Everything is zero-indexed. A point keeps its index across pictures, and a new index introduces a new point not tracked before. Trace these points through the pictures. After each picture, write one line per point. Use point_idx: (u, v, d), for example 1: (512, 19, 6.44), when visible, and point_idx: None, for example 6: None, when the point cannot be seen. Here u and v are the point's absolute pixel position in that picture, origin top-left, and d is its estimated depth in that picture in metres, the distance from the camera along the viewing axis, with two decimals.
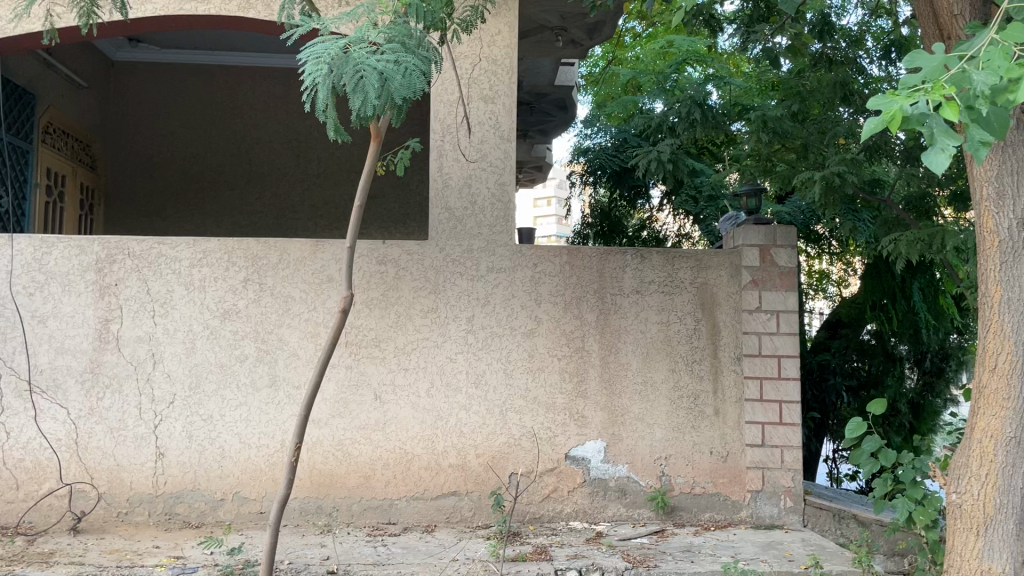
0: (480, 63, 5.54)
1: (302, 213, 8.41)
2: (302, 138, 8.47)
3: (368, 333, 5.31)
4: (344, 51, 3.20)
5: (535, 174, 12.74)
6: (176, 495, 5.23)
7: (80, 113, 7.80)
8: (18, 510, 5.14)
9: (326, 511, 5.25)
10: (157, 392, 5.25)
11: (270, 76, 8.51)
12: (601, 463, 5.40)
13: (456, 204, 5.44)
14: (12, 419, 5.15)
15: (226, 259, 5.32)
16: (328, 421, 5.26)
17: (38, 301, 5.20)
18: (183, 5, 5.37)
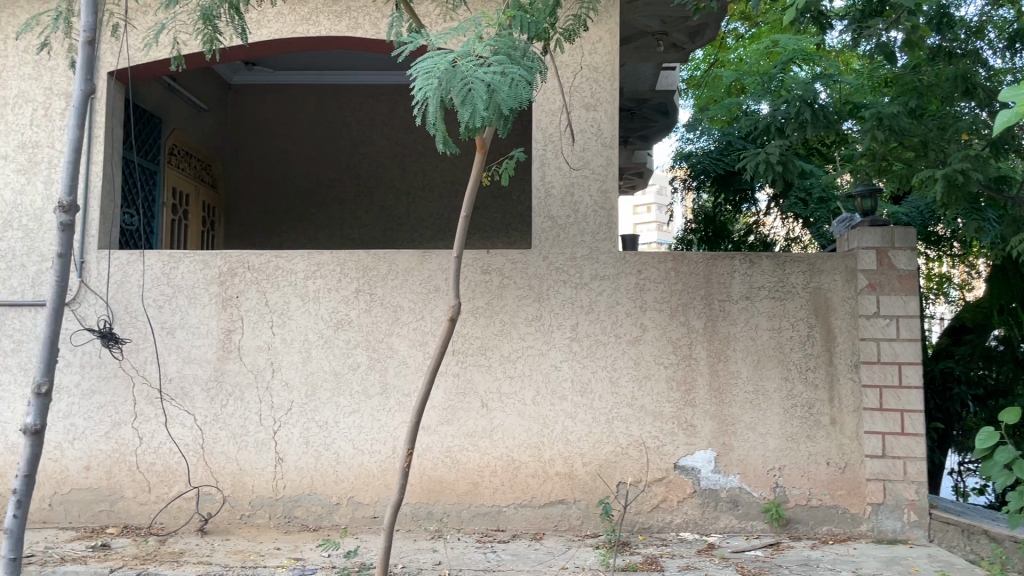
0: (581, 71, 5.55)
1: (408, 225, 8.62)
2: (408, 152, 8.68)
3: (474, 341, 5.39)
4: (452, 64, 3.27)
5: (635, 182, 12.63)
6: (294, 499, 5.42)
7: (201, 134, 8.22)
8: (150, 510, 5.43)
9: (437, 517, 5.33)
10: (276, 399, 5.47)
11: (376, 93, 8.77)
12: (711, 473, 5.30)
13: (559, 212, 5.45)
14: (144, 425, 5.47)
15: (339, 270, 5.51)
16: (437, 428, 5.35)
17: (167, 312, 5.52)
18: (297, 27, 5.60)
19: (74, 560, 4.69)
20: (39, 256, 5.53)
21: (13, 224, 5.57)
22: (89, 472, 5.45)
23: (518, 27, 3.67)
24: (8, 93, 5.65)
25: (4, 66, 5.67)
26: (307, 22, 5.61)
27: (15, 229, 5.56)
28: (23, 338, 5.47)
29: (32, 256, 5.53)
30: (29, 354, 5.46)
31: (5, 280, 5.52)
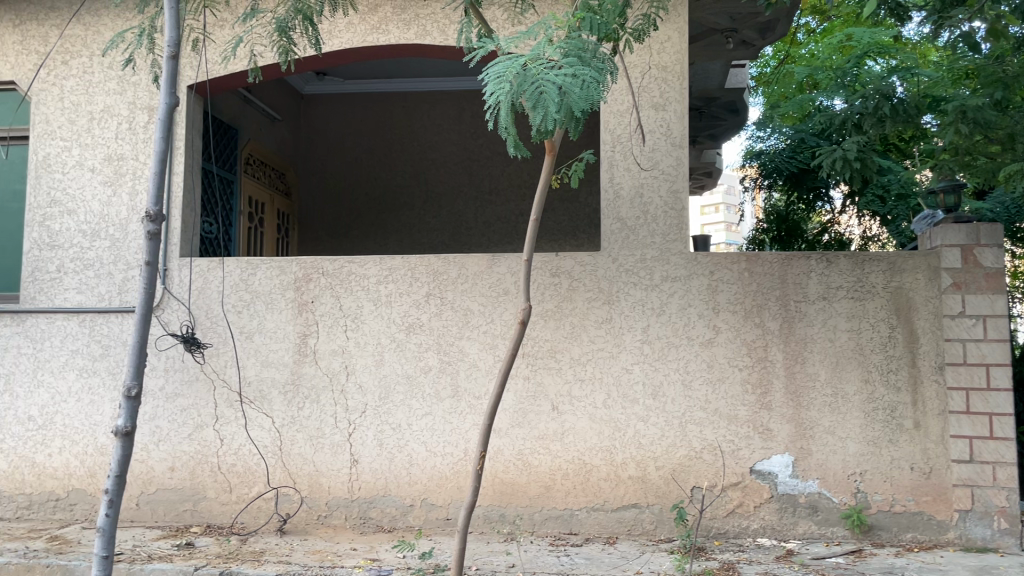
0: (649, 71, 5.50)
1: (476, 229, 8.68)
2: (475, 157, 8.73)
3: (544, 344, 5.39)
4: (523, 67, 3.26)
5: (705, 182, 12.46)
6: (369, 500, 5.51)
7: (276, 144, 8.44)
8: (232, 510, 5.58)
9: (510, 519, 5.34)
10: (351, 401, 5.56)
11: (443, 99, 8.84)
12: (789, 478, 5.18)
13: (628, 214, 5.41)
14: (225, 427, 5.62)
15: (410, 274, 5.57)
16: (508, 430, 5.37)
17: (246, 317, 5.67)
18: (367, 37, 5.70)
19: (161, 558, 4.86)
20: (125, 264, 5.75)
21: (100, 234, 5.80)
22: (173, 472, 5.64)
23: (588, 29, 3.65)
24: (95, 108, 5.90)
25: (91, 82, 5.91)
26: (377, 31, 5.70)
27: (102, 238, 5.79)
28: (111, 343, 5.69)
29: (118, 264, 5.75)
30: (117, 359, 5.67)
31: (93, 287, 5.75)
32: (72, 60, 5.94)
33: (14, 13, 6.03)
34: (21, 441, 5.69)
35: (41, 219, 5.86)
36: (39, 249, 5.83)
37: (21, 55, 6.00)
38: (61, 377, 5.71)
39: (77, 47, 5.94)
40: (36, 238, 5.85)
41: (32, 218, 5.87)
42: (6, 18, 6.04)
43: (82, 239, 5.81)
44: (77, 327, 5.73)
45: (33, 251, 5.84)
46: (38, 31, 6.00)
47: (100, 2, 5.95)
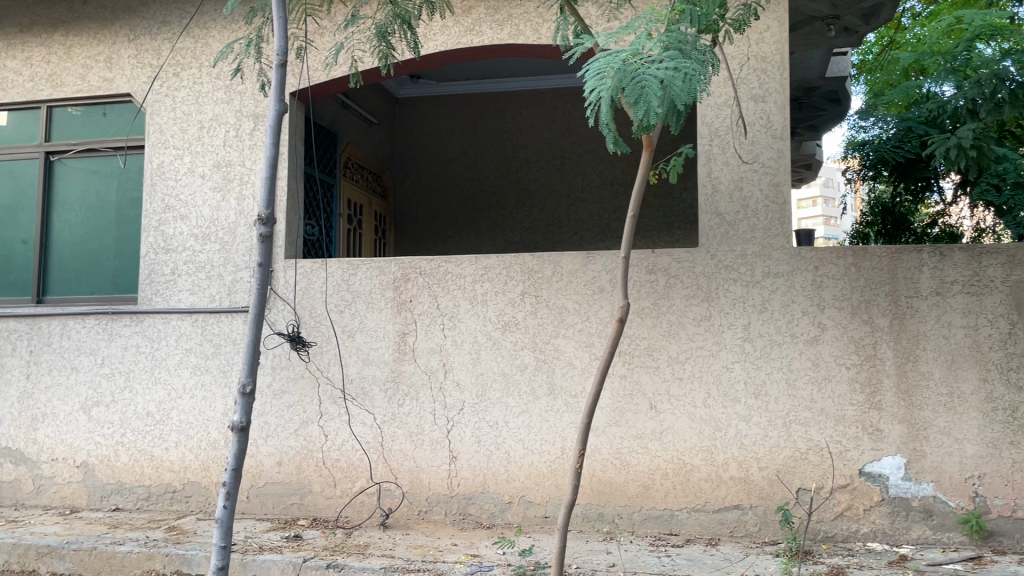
0: (748, 62, 5.36)
1: (569, 227, 8.66)
2: (567, 155, 8.72)
3: (641, 343, 5.33)
4: (623, 62, 3.20)
5: (804, 175, 12.11)
6: (468, 497, 5.57)
7: (372, 146, 8.63)
8: (337, 505, 5.74)
9: (609, 518, 5.31)
10: (449, 399, 5.64)
11: (536, 98, 8.86)
12: (901, 480, 4.97)
13: (727, 208, 5.29)
14: (329, 422, 5.79)
15: (506, 273, 5.60)
16: (605, 429, 5.34)
17: (347, 317, 5.82)
18: (461, 39, 5.76)
19: (272, 550, 5.03)
20: (234, 266, 5.99)
21: (210, 237, 6.05)
22: (281, 467, 5.83)
23: (687, 21, 3.54)
24: (204, 117, 6.16)
25: (200, 93, 6.18)
26: (471, 32, 5.76)
27: (213, 242, 6.04)
28: (222, 342, 5.94)
29: (228, 266, 5.99)
30: (227, 357, 5.91)
31: (205, 289, 6.01)
32: (183, 72, 6.22)
33: (129, 28, 6.35)
34: (140, 435, 5.99)
35: (157, 224, 6.16)
36: (155, 253, 6.13)
37: (136, 68, 6.32)
38: (176, 375, 5.98)
39: (188, 59, 6.21)
40: (153, 242, 6.15)
41: (148, 223, 6.18)
42: (122, 34, 6.36)
43: (194, 242, 6.07)
44: (190, 326, 6.00)
45: (149, 254, 6.14)
46: (151, 45, 6.30)
47: (208, 15, 6.19)
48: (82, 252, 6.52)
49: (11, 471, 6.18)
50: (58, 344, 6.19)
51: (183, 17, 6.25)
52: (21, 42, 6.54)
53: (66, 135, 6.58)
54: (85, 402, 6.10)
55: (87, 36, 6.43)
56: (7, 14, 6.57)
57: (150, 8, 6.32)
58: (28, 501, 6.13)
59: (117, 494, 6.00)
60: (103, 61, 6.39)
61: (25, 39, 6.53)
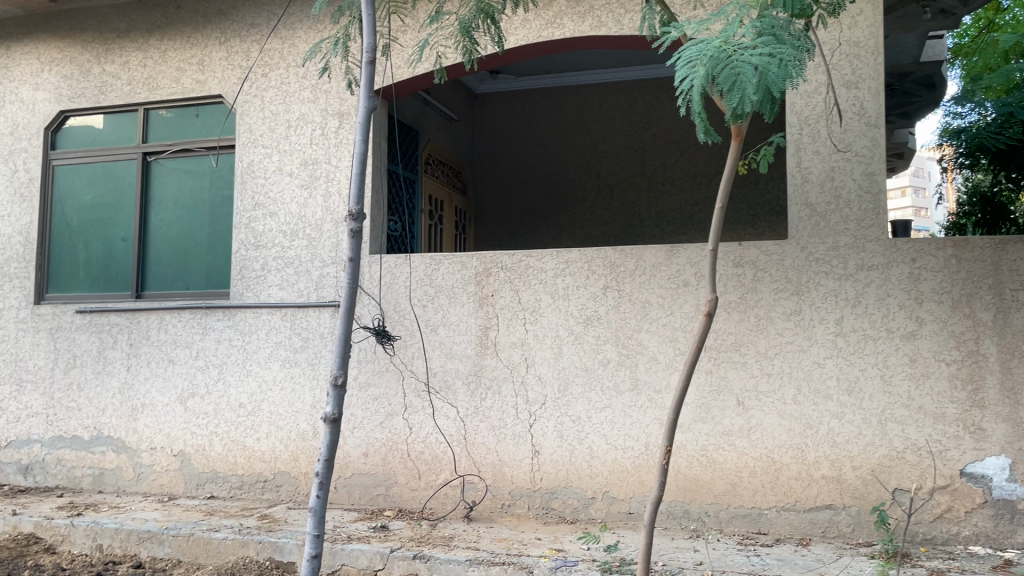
0: (839, 47, 5.19)
1: (650, 221, 8.56)
2: (648, 147, 8.62)
3: (728, 337, 5.22)
4: (717, 49, 3.13)
5: (895, 165, 11.68)
6: (551, 491, 5.56)
7: (452, 142, 8.69)
8: (421, 496, 5.81)
9: (695, 515, 5.22)
10: (531, 393, 5.64)
11: (616, 90, 8.78)
12: (1005, 482, 4.75)
13: (818, 199, 5.13)
14: (414, 415, 5.86)
15: (588, 266, 5.56)
16: (691, 425, 5.25)
17: (430, 311, 5.88)
18: (542, 32, 5.75)
19: (360, 539, 5.13)
20: (321, 261, 6.11)
21: (299, 233, 6.20)
22: (367, 458, 5.94)
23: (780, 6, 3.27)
24: (291, 116, 6.31)
25: (288, 92, 6.33)
26: (552, 26, 5.74)
27: (301, 238, 6.18)
28: (310, 335, 6.08)
29: (315, 261, 6.13)
30: (315, 351, 6.05)
31: (294, 284, 6.16)
32: (271, 72, 6.38)
33: (220, 31, 6.55)
34: (233, 426, 6.19)
35: (247, 222, 6.34)
36: (246, 249, 6.31)
37: (227, 70, 6.51)
38: (267, 367, 6.15)
39: (275, 59, 6.37)
40: (244, 239, 6.33)
41: (240, 220, 6.36)
42: (213, 37, 6.56)
43: (283, 238, 6.23)
44: (280, 321, 6.16)
45: (241, 251, 6.32)
46: (241, 47, 6.48)
47: (295, 16, 6.34)
48: (177, 249, 6.75)
49: (113, 459, 6.46)
50: (156, 338, 6.43)
51: (271, 19, 6.41)
52: (118, 47, 6.81)
53: (162, 136, 6.83)
54: (181, 393, 6.33)
55: (180, 40, 6.65)
56: (105, 21, 6.85)
57: (239, 11, 6.51)
58: (129, 488, 6.40)
59: (211, 483, 6.22)
60: (196, 64, 6.60)
61: (122, 45, 6.80)
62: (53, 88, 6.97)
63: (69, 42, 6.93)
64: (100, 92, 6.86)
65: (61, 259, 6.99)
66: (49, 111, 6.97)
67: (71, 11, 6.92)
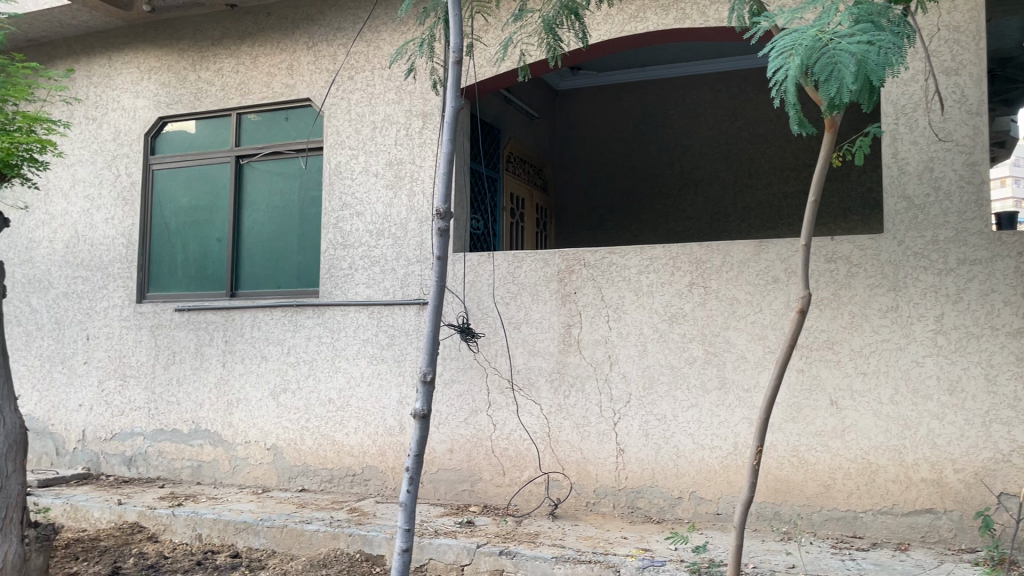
0: (938, 33, 4.97)
1: (735, 215, 8.39)
2: (733, 141, 8.46)
3: (820, 335, 5.08)
4: (813, 39, 3.04)
5: (995, 155, 11.16)
6: (637, 490, 5.51)
7: (533, 140, 8.70)
8: (506, 493, 5.84)
9: (786, 517, 5.10)
10: (616, 392, 5.60)
11: (699, 84, 8.64)
12: None
13: (916, 191, 4.93)
14: (498, 412, 5.90)
15: (673, 263, 5.49)
16: (781, 425, 5.13)
17: (514, 309, 5.90)
18: (625, 26, 5.70)
19: (447, 534, 5.19)
20: (406, 260, 6.21)
21: (384, 233, 6.31)
22: (452, 454, 6.00)
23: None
24: (377, 118, 6.42)
25: (373, 95, 6.45)
26: (635, 19, 5.68)
27: (387, 236, 6.29)
28: (397, 332, 6.18)
29: (400, 260, 6.22)
30: (401, 348, 6.14)
31: (380, 282, 6.27)
32: (357, 75, 6.51)
33: (308, 36, 6.71)
34: (323, 421, 6.34)
35: (335, 222, 6.49)
36: (334, 249, 6.46)
37: (315, 74, 6.68)
38: (354, 364, 6.28)
39: (361, 62, 6.50)
40: (332, 239, 6.49)
41: (328, 221, 6.51)
42: (301, 42, 6.73)
43: (370, 238, 6.35)
44: (367, 318, 6.29)
45: (329, 250, 6.48)
46: (328, 51, 6.63)
47: (379, 19, 6.45)
48: (269, 249, 6.95)
49: (211, 452, 6.71)
50: (250, 335, 6.65)
51: (356, 22, 6.54)
52: (212, 55, 7.06)
53: (254, 139, 7.04)
54: (274, 389, 6.53)
55: (270, 46, 6.85)
56: (200, 30, 7.11)
57: (326, 16, 6.66)
58: (225, 480, 6.64)
59: (303, 476, 6.39)
60: (285, 69, 6.79)
61: (216, 52, 7.04)
62: (152, 95, 7.27)
63: (167, 51, 7.22)
64: (195, 99, 7.13)
65: (160, 259, 7.30)
66: (149, 117, 7.27)
67: (167, 21, 7.21)
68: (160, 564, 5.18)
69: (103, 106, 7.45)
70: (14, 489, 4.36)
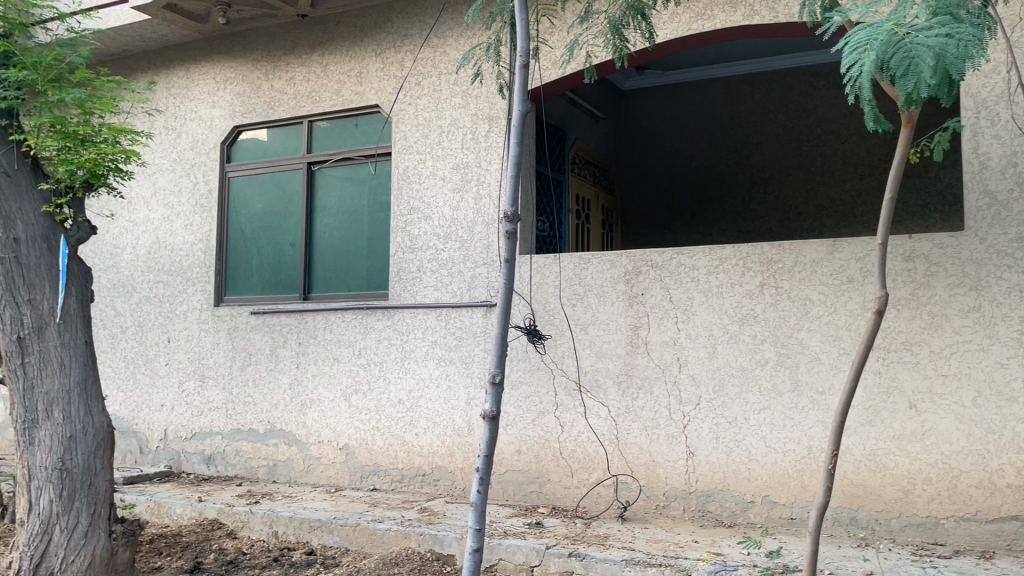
0: (1021, 22, 4.79)
1: (807, 214, 8.25)
2: (804, 138, 8.30)
3: (898, 336, 4.95)
4: (889, 33, 2.96)
5: None
6: (707, 493, 5.45)
7: (599, 141, 8.67)
8: (575, 495, 5.84)
9: (863, 523, 4.98)
10: (684, 393, 5.55)
11: (768, 80, 8.49)
12: None
13: (999, 187, 4.76)
14: (565, 413, 5.90)
15: (743, 263, 5.41)
16: (858, 429, 5.01)
17: (580, 310, 5.90)
18: (692, 24, 5.64)
19: (516, 535, 5.21)
20: (473, 262, 6.26)
21: (452, 236, 6.38)
22: (520, 455, 6.03)
23: None
24: (444, 122, 6.50)
25: (440, 100, 6.53)
26: (702, 17, 5.62)
27: (454, 239, 6.36)
28: (464, 334, 6.24)
29: (468, 262, 6.28)
30: (469, 349, 6.20)
31: (448, 285, 6.34)
32: (424, 81, 6.61)
33: (376, 44, 6.84)
34: (393, 421, 6.45)
35: (403, 226, 6.59)
36: (402, 252, 6.56)
37: (383, 80, 6.79)
38: (424, 365, 6.37)
39: (428, 68, 6.59)
40: (401, 242, 6.58)
41: (396, 225, 6.62)
42: (370, 49, 6.86)
43: (437, 241, 6.43)
44: (435, 320, 6.36)
45: (398, 254, 6.58)
46: (395, 57, 6.74)
47: (446, 25, 6.53)
48: (340, 253, 7.10)
49: (286, 451, 6.89)
50: (322, 336, 6.80)
51: (423, 28, 6.63)
52: (285, 64, 7.25)
53: (325, 146, 7.19)
54: (345, 390, 6.66)
55: (339, 54, 6.99)
56: (272, 40, 7.30)
57: (393, 23, 6.77)
58: (300, 479, 6.81)
59: (374, 475, 6.51)
60: (355, 76, 6.93)
61: (287, 61, 7.23)
62: (228, 105, 7.50)
63: (242, 62, 7.44)
64: (269, 107, 7.33)
65: (236, 264, 7.52)
66: (225, 126, 7.51)
67: (241, 33, 7.43)
68: (238, 560, 5.33)
69: (182, 116, 7.71)
70: (102, 485, 4.56)
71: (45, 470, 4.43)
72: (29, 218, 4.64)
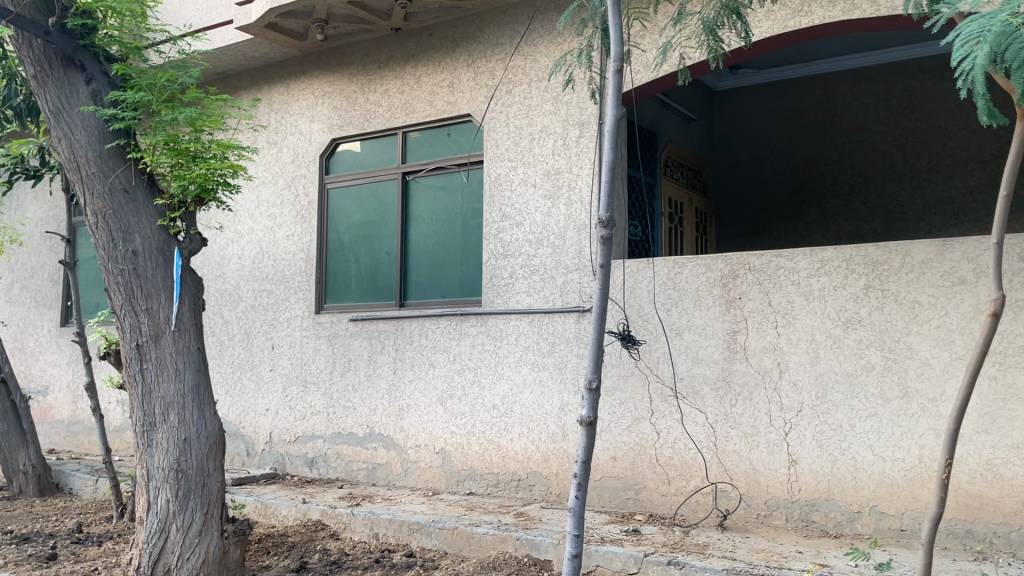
0: None
1: (914, 213, 7.93)
2: (909, 134, 7.98)
3: (1016, 340, 4.70)
4: (1004, 24, 2.82)
5: None
6: (811, 503, 5.29)
7: (692, 143, 8.55)
8: (672, 502, 5.76)
9: (980, 536, 4.74)
10: (786, 400, 5.41)
11: (869, 75, 8.18)
12: None
13: None
14: (662, 420, 5.84)
15: (846, 265, 5.24)
16: (972, 437, 4.79)
17: (675, 315, 5.83)
18: (788, 22, 5.51)
19: (613, 542, 5.19)
20: (565, 268, 6.27)
21: (543, 242, 6.40)
22: (616, 461, 5.99)
23: None
24: (535, 129, 6.54)
25: (531, 107, 6.57)
26: (799, 14, 5.49)
27: (546, 246, 6.38)
28: (557, 340, 6.25)
29: (560, 268, 6.30)
30: (563, 355, 6.21)
31: (540, 290, 6.37)
32: (515, 88, 6.66)
33: (468, 54, 6.94)
34: (488, 426, 6.52)
35: (496, 232, 6.66)
36: (496, 259, 6.62)
37: (475, 89, 6.89)
38: (517, 371, 6.42)
39: (519, 76, 6.65)
40: (494, 249, 6.66)
41: (490, 232, 6.69)
42: (461, 60, 6.97)
43: (530, 247, 6.46)
44: (528, 326, 6.40)
45: (491, 260, 6.65)
46: (487, 66, 6.83)
47: (536, 32, 6.57)
48: (433, 261, 7.22)
49: (385, 455, 7.04)
50: (418, 343, 6.93)
51: (514, 37, 6.70)
52: (380, 77, 7.44)
53: (418, 156, 7.33)
54: (441, 395, 6.77)
55: (433, 65, 7.13)
56: (368, 54, 7.50)
57: (485, 33, 6.86)
58: (398, 482, 6.95)
59: (470, 480, 6.57)
60: (447, 87, 7.05)
61: (382, 74, 7.41)
62: (326, 119, 7.74)
63: (339, 77, 7.67)
64: (365, 120, 7.53)
65: (336, 273, 7.74)
66: (323, 139, 7.75)
67: (339, 48, 7.67)
68: (342, 561, 5.47)
69: (283, 130, 8.01)
70: (214, 486, 4.77)
71: (163, 471, 4.66)
72: (146, 231, 4.90)
